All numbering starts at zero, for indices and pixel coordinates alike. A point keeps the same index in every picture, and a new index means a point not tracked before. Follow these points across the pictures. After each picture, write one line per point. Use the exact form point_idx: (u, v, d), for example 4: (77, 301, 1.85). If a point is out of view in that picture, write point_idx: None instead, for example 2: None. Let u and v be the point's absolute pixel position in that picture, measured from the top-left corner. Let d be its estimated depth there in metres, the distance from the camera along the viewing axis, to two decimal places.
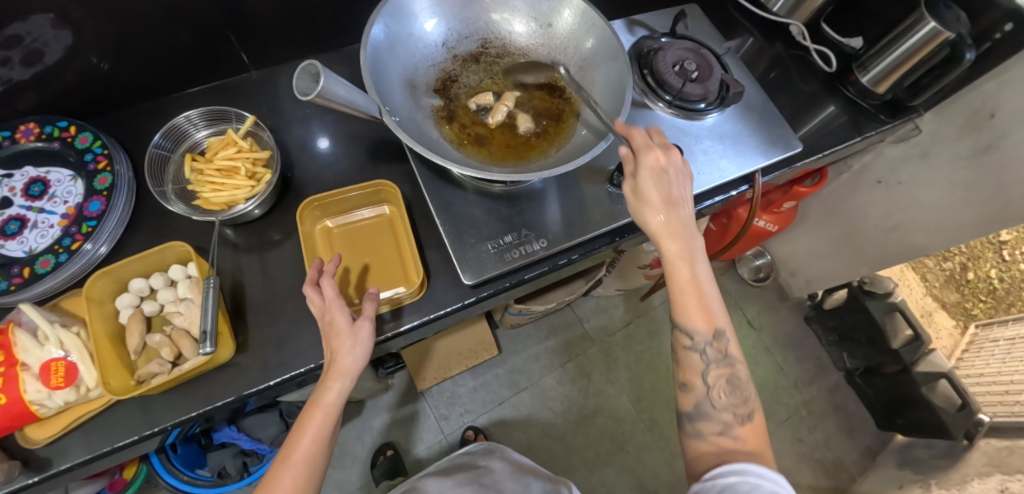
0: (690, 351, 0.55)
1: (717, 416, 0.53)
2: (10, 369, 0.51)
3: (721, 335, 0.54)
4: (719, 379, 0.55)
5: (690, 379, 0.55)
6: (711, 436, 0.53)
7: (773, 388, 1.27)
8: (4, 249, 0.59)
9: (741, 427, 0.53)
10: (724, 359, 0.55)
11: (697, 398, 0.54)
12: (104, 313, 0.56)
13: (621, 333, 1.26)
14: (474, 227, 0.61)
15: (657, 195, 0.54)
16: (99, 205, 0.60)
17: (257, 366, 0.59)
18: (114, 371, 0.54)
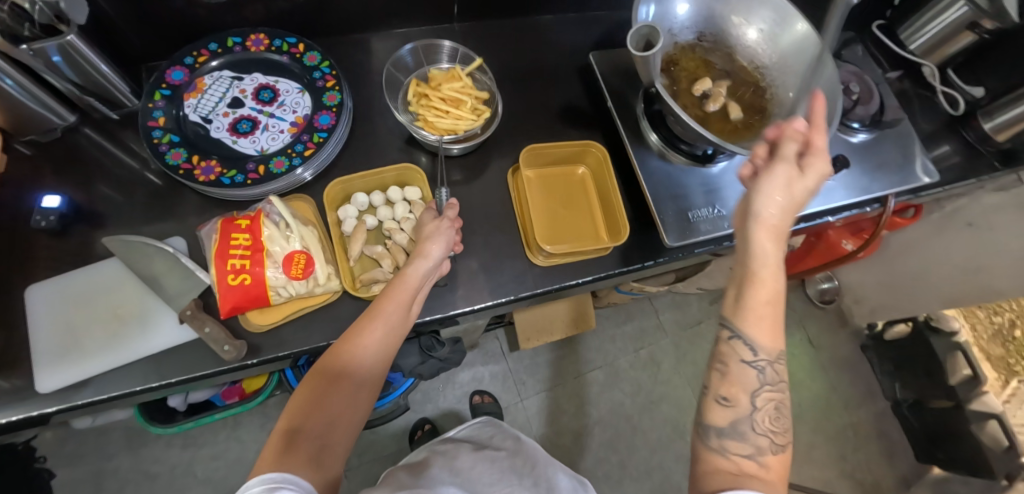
0: (746, 366, 0.45)
1: (754, 439, 0.43)
2: (257, 253, 0.56)
3: (782, 358, 0.45)
4: (768, 403, 0.44)
5: (735, 393, 0.44)
6: (734, 455, 0.43)
7: (823, 407, 1.26)
8: (237, 145, 0.63)
9: (773, 457, 0.43)
10: (776, 385, 0.45)
11: (738, 417, 0.44)
12: (333, 220, 0.61)
13: (692, 330, 1.29)
14: (670, 198, 0.67)
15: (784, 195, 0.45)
16: (328, 119, 0.65)
17: (445, 293, 0.62)
18: (343, 271, 0.60)
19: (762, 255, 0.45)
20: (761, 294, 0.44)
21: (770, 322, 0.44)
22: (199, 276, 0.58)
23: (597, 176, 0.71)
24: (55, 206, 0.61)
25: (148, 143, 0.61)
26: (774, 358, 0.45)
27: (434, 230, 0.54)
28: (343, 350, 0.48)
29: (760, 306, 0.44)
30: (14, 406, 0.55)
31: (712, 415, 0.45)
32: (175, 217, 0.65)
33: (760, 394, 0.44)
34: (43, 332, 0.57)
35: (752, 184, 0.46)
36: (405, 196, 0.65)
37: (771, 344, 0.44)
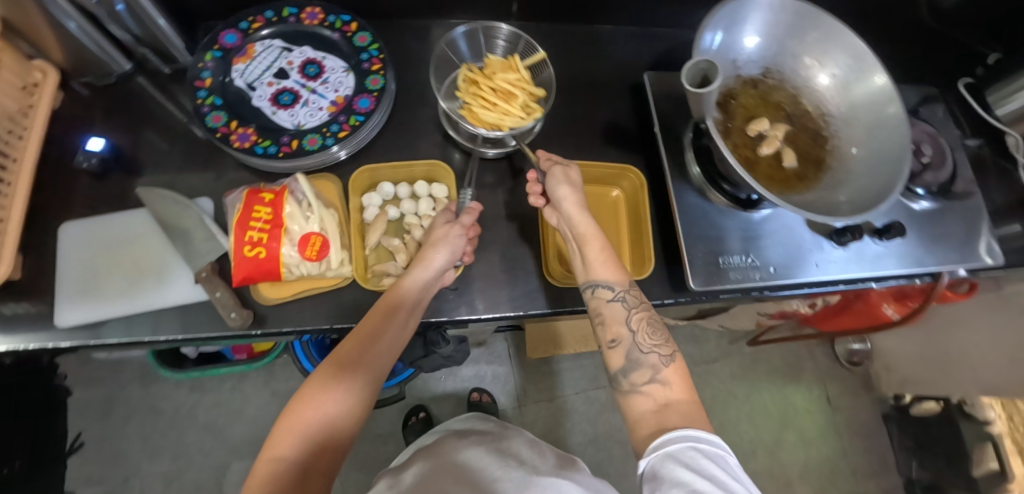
0: (611, 303, 0.51)
1: (646, 359, 0.48)
2: (275, 229, 0.55)
3: (633, 284, 0.52)
4: (642, 322, 0.50)
5: (614, 331, 0.50)
6: (643, 387, 0.47)
7: (830, 472, 1.19)
8: (276, 116, 0.63)
9: (669, 370, 0.47)
10: (642, 304, 0.51)
11: (626, 348, 0.49)
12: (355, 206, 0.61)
13: (705, 367, 1.24)
14: (703, 239, 0.64)
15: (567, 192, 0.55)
16: (367, 103, 0.64)
17: (455, 297, 0.61)
18: (357, 259, 0.60)
19: (597, 247, 0.53)
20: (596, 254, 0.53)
21: (610, 263, 0.52)
22: (219, 241, 0.59)
23: (631, 201, 0.68)
24: (98, 150, 0.63)
25: (192, 102, 0.62)
26: (628, 286, 0.52)
27: (439, 239, 0.55)
28: (334, 367, 0.47)
29: (591, 248, 0.53)
30: (35, 334, 0.58)
31: (613, 362, 0.49)
32: (207, 176, 0.66)
33: (633, 317, 0.50)
34: (70, 268, 0.59)
35: (547, 184, 0.56)
36: (432, 192, 0.64)
37: (620, 277, 0.52)
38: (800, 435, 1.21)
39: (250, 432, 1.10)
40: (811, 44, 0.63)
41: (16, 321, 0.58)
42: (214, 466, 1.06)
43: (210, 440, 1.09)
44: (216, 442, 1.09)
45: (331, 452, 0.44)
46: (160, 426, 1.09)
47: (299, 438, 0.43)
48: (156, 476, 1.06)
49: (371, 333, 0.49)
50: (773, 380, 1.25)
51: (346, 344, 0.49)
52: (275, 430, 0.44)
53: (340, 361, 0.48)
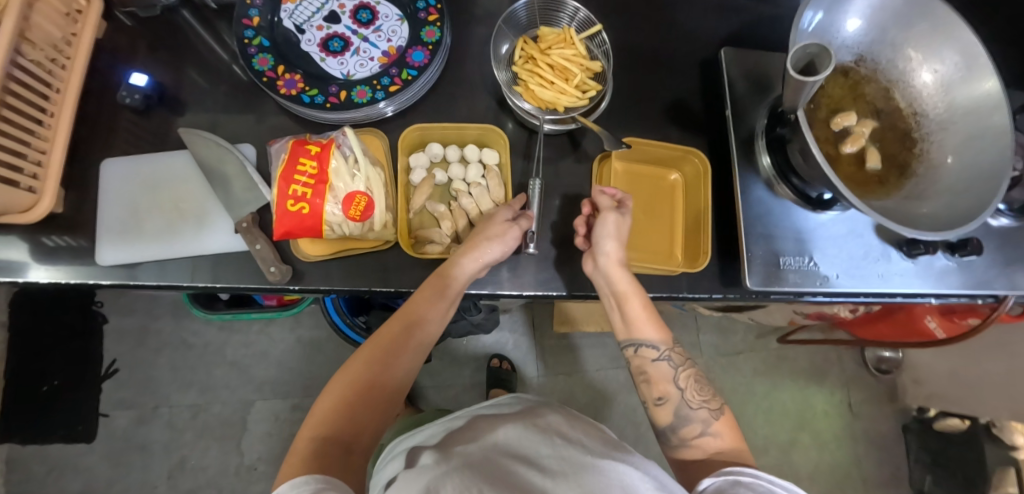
0: (656, 362, 0.52)
1: (695, 415, 0.50)
2: (320, 185, 0.53)
3: (681, 342, 0.53)
4: (690, 380, 0.52)
5: (663, 389, 0.52)
6: (693, 441, 0.50)
7: (841, 476, 1.17)
8: (324, 63, 0.60)
9: (718, 424, 0.50)
10: (687, 362, 0.53)
11: (674, 405, 0.51)
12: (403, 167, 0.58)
13: (727, 358, 1.21)
14: (764, 237, 0.60)
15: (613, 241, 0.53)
16: (421, 57, 0.60)
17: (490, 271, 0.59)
18: (401, 222, 0.57)
19: (637, 304, 0.53)
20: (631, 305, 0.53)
21: (655, 320, 0.53)
22: (260, 191, 0.58)
23: (691, 187, 0.64)
24: (141, 85, 0.61)
25: (239, 42, 0.59)
26: (674, 345, 0.53)
27: (478, 253, 0.51)
28: (376, 351, 0.48)
29: (631, 308, 0.53)
30: (77, 269, 0.58)
31: (660, 418, 0.52)
32: (249, 120, 0.64)
33: (681, 376, 0.52)
34: (111, 206, 0.59)
35: (593, 230, 0.54)
36: (482, 158, 0.60)
37: (666, 335, 0.53)
38: (815, 437, 1.18)
39: (272, 374, 1.13)
40: (917, 34, 0.57)
41: (58, 254, 0.58)
42: (238, 402, 1.10)
43: (235, 377, 1.12)
44: (241, 380, 1.12)
45: (372, 430, 0.44)
46: (189, 359, 1.13)
47: (343, 413, 0.43)
48: (184, 406, 1.11)
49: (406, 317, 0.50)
50: (797, 379, 1.21)
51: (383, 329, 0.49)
52: (317, 407, 0.44)
53: (380, 346, 0.48)
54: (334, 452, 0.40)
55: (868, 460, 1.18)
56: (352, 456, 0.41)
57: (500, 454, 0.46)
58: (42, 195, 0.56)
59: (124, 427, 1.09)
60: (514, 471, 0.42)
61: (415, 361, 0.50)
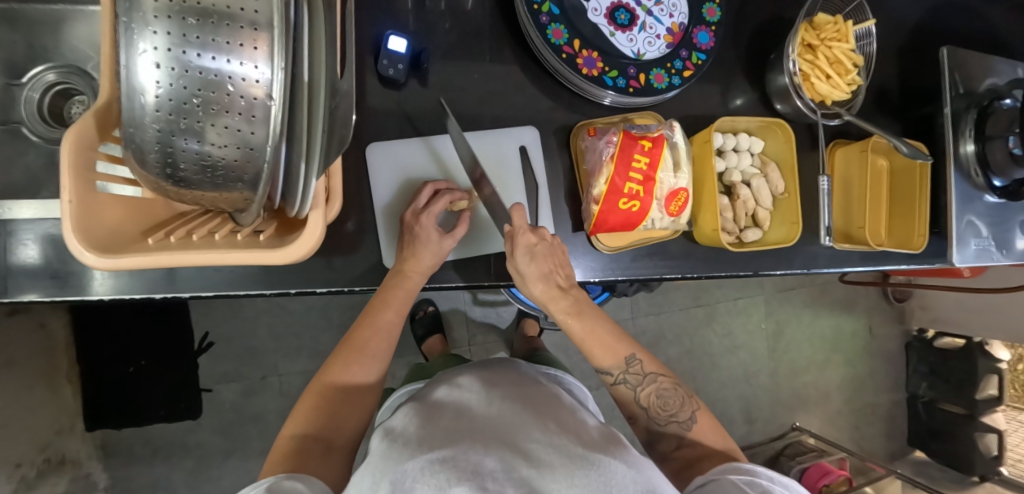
0: (616, 386, 0.58)
1: (667, 430, 0.56)
2: (649, 181, 0.52)
3: (634, 360, 0.56)
4: (652, 397, 0.56)
5: (631, 410, 0.58)
6: (671, 453, 0.56)
7: (858, 386, 1.43)
8: (615, 39, 0.55)
9: (694, 429, 0.55)
10: (648, 379, 0.57)
11: (645, 422, 0.57)
12: (700, 155, 0.59)
13: (783, 294, 1.38)
14: (967, 220, 0.71)
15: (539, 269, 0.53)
16: (706, 38, 0.58)
17: (739, 258, 0.64)
18: (701, 210, 0.59)
19: (592, 319, 0.56)
20: (590, 337, 0.56)
21: (604, 347, 0.56)
22: (544, 193, 0.58)
23: (899, 175, 0.71)
24: (402, 52, 0.54)
25: (529, 8, 0.52)
26: (628, 367, 0.57)
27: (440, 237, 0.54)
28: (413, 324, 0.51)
29: (591, 344, 0.56)
30: (358, 276, 0.56)
31: (640, 433, 0.59)
32: (507, 100, 0.59)
33: (640, 398, 0.56)
34: (386, 201, 0.56)
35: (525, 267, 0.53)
36: (750, 146, 0.63)
37: (611, 362, 0.56)
38: (843, 355, 1.42)
39: None
40: None
41: (334, 259, 0.55)
42: None
43: None
44: None
45: (351, 427, 0.50)
46: (292, 325, 1.16)
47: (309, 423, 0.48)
48: (294, 373, 1.16)
49: (383, 302, 0.54)
50: (833, 308, 1.42)
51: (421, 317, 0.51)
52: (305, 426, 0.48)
53: (350, 353, 0.52)
54: (315, 449, 0.46)
55: (878, 371, 1.45)
56: (332, 453, 0.47)
57: (489, 437, 0.46)
58: (332, 198, 0.47)
59: (232, 401, 1.12)
60: (498, 460, 0.43)
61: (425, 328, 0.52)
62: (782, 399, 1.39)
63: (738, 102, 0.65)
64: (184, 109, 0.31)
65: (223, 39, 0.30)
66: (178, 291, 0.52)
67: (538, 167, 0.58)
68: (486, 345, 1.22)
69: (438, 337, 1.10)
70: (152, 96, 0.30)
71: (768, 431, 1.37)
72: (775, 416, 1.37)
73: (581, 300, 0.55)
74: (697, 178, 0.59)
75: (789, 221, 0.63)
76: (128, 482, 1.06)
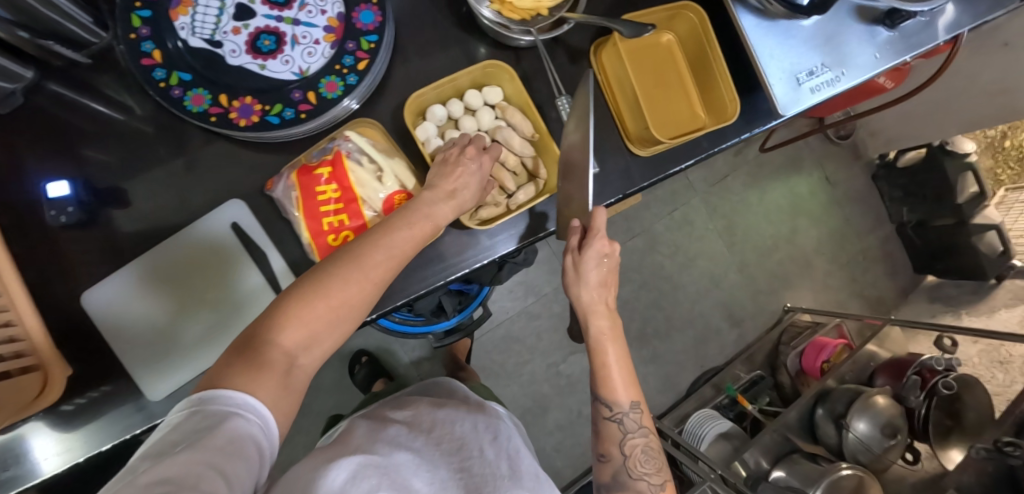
0: (608, 421, 0.53)
1: (631, 485, 0.52)
2: (351, 205, 0.46)
3: (638, 407, 0.52)
4: (636, 449, 0.52)
5: (608, 450, 0.53)
6: None
7: (839, 238, 1.32)
8: (268, 70, 0.49)
9: None
10: (641, 431, 0.52)
11: (614, 468, 0.53)
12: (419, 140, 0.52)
13: (719, 184, 1.27)
14: (779, 60, 0.61)
15: (592, 278, 0.51)
16: (371, 16, 0.51)
17: None
18: None
19: (615, 354, 0.52)
20: (608, 366, 0.52)
21: (620, 385, 0.52)
22: (278, 256, 0.53)
23: (689, 46, 0.62)
24: (66, 194, 0.50)
25: (155, 88, 0.48)
26: (631, 410, 0.52)
27: (446, 195, 0.47)
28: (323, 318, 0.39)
29: (602, 371, 0.52)
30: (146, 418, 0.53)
31: (601, 475, 0.54)
32: (211, 177, 0.54)
33: (625, 443, 0.52)
34: (127, 340, 0.52)
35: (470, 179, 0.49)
36: (486, 99, 0.55)
37: (624, 399, 0.52)
38: (809, 216, 1.31)
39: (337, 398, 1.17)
40: None
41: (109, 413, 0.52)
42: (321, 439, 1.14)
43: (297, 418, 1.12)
44: (306, 419, 1.13)
45: None
46: None
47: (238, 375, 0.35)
48: None
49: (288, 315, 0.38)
50: (779, 175, 1.30)
51: (318, 277, 0.39)
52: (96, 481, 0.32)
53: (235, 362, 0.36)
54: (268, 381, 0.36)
55: (855, 215, 1.32)
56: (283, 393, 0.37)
57: None
58: (49, 369, 0.47)
59: None
60: None
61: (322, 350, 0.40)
62: (763, 287, 1.29)
63: (463, 59, 0.58)
64: None
65: None
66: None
67: (259, 233, 0.53)
68: (438, 367, 1.19)
69: (380, 384, 1.08)
70: None
71: (761, 324, 1.29)
72: (762, 308, 1.28)
73: (604, 330, 0.52)
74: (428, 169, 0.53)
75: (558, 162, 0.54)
76: None
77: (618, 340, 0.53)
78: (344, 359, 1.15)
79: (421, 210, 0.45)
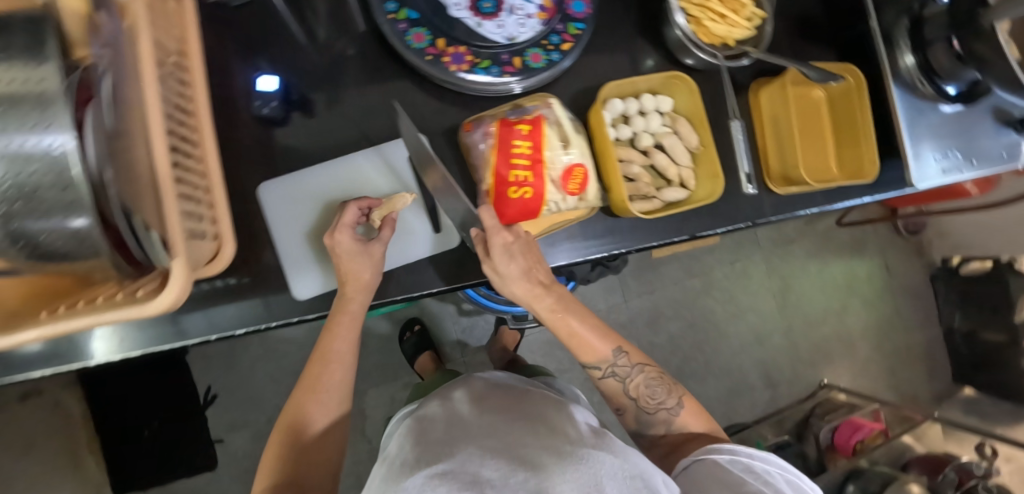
0: (604, 379, 0.56)
1: (657, 416, 0.56)
2: (536, 165, 0.51)
3: (619, 354, 0.55)
4: (640, 389, 0.56)
5: (620, 401, 0.57)
6: (660, 437, 0.57)
7: (886, 328, 1.34)
8: (483, 29, 0.53)
9: (681, 415, 0.56)
10: (635, 370, 0.56)
11: (635, 412, 0.57)
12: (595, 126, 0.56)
13: (783, 248, 1.31)
14: (921, 137, 0.65)
15: (514, 268, 0.50)
16: (581, 7, 0.56)
17: (667, 223, 0.60)
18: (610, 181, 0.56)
19: (576, 316, 0.54)
20: (574, 337, 0.55)
21: (587, 347, 0.55)
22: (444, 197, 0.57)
23: (840, 104, 0.66)
24: (273, 89, 0.54)
25: (385, 18, 0.52)
26: (615, 361, 0.55)
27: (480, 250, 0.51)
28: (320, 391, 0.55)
29: (570, 341, 0.55)
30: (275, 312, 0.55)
31: (629, 420, 0.58)
32: (394, 111, 0.58)
33: (628, 389, 0.56)
34: (289, 236, 0.57)
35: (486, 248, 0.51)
36: (658, 106, 0.60)
37: (597, 358, 0.55)
38: (862, 299, 1.33)
39: (375, 359, 1.19)
40: None
41: (257, 301, 0.55)
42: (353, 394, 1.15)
43: None
44: None
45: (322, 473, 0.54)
46: (288, 368, 1.17)
47: (280, 471, 0.52)
48: None
49: (308, 390, 0.55)
50: (842, 253, 1.33)
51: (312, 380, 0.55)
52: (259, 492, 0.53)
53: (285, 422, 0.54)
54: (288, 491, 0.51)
55: (906, 309, 1.35)
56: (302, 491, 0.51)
57: (501, 450, 0.44)
58: (222, 241, 0.49)
59: (243, 448, 1.14)
60: (497, 468, 0.41)
61: (344, 381, 0.57)
62: (804, 358, 1.31)
63: (639, 64, 0.62)
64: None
65: (24, 123, 0.31)
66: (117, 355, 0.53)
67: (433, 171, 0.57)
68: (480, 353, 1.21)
69: (426, 354, 1.10)
70: None
71: (794, 393, 1.29)
72: (799, 377, 1.30)
73: (561, 294, 0.54)
74: (599, 152, 0.56)
75: (709, 177, 0.59)
76: None
77: (568, 300, 0.54)
78: (394, 322, 1.18)
79: (360, 264, 0.53)
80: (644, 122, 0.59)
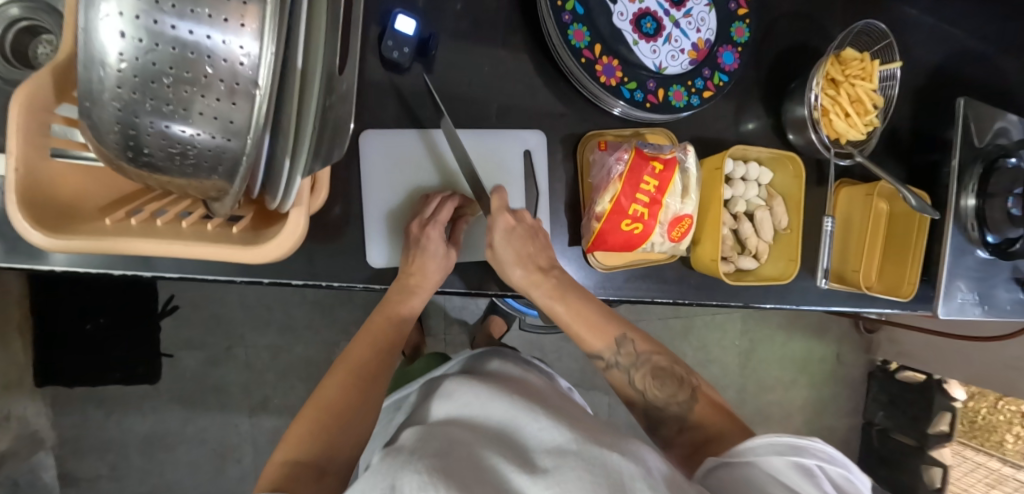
0: (610, 370, 0.52)
1: (669, 413, 0.50)
2: (654, 204, 0.50)
3: (624, 340, 0.51)
4: (646, 380, 0.51)
5: (625, 394, 0.52)
6: (674, 438, 0.49)
7: (820, 408, 1.47)
8: (637, 48, 0.52)
9: (697, 410, 0.49)
10: (643, 359, 0.51)
11: (643, 407, 0.51)
12: (707, 180, 0.57)
13: (760, 313, 1.39)
14: (957, 274, 0.70)
15: (510, 254, 0.49)
16: (731, 59, 0.55)
17: (732, 289, 0.62)
18: (705, 236, 0.57)
19: (573, 296, 0.51)
20: (573, 321, 0.51)
21: (593, 330, 0.51)
22: (544, 202, 0.56)
23: (899, 221, 0.70)
24: (409, 34, 0.50)
25: (552, 5, 0.49)
26: (620, 348, 0.51)
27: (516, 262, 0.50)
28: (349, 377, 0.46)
29: (579, 328, 0.52)
30: (338, 270, 0.51)
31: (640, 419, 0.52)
32: (516, 100, 0.55)
33: (633, 381, 0.51)
34: (379, 197, 0.52)
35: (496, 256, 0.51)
36: (759, 177, 0.61)
37: (599, 345, 0.51)
38: (808, 378, 1.46)
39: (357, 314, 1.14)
40: None
41: (323, 255, 0.51)
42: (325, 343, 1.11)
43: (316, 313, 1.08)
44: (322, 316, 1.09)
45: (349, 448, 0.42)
46: (263, 297, 1.10)
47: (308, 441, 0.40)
48: (261, 346, 1.10)
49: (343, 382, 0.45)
50: (806, 332, 1.44)
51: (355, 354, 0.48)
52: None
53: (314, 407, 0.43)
54: (304, 477, 0.38)
55: (839, 396, 1.49)
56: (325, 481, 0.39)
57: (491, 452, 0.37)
58: (317, 186, 0.44)
59: (192, 368, 1.06)
60: None
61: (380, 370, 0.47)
62: (746, 416, 1.41)
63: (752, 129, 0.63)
64: (151, 86, 0.27)
65: (204, 9, 0.26)
66: (143, 271, 0.47)
67: (541, 174, 0.56)
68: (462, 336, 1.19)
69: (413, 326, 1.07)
70: (114, 69, 0.26)
71: None
72: None
73: (564, 281, 0.51)
74: (704, 206, 0.57)
75: (786, 258, 0.61)
76: (79, 443, 1.01)
77: (574, 287, 0.52)
78: None
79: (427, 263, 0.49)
80: (745, 188, 0.60)
